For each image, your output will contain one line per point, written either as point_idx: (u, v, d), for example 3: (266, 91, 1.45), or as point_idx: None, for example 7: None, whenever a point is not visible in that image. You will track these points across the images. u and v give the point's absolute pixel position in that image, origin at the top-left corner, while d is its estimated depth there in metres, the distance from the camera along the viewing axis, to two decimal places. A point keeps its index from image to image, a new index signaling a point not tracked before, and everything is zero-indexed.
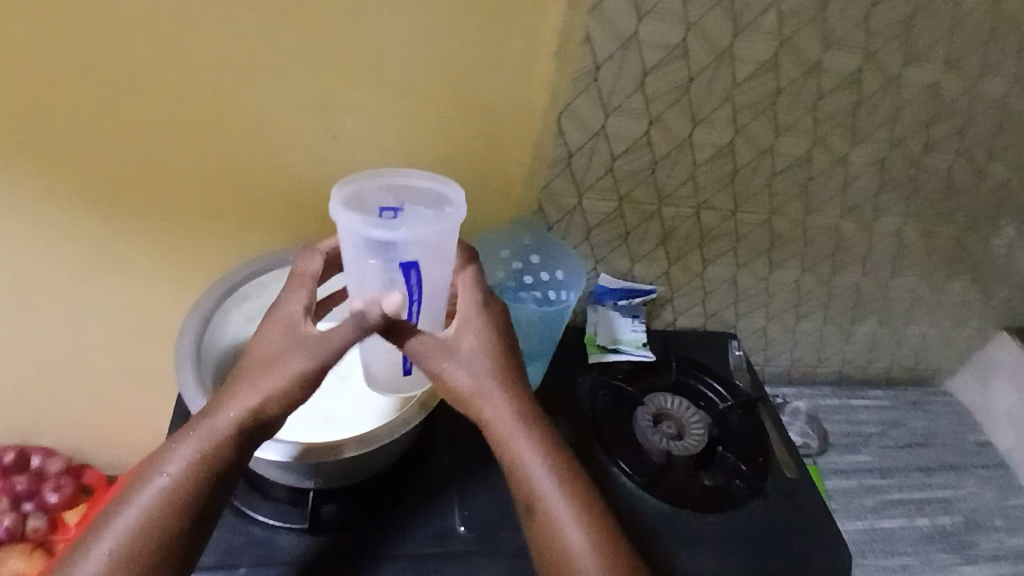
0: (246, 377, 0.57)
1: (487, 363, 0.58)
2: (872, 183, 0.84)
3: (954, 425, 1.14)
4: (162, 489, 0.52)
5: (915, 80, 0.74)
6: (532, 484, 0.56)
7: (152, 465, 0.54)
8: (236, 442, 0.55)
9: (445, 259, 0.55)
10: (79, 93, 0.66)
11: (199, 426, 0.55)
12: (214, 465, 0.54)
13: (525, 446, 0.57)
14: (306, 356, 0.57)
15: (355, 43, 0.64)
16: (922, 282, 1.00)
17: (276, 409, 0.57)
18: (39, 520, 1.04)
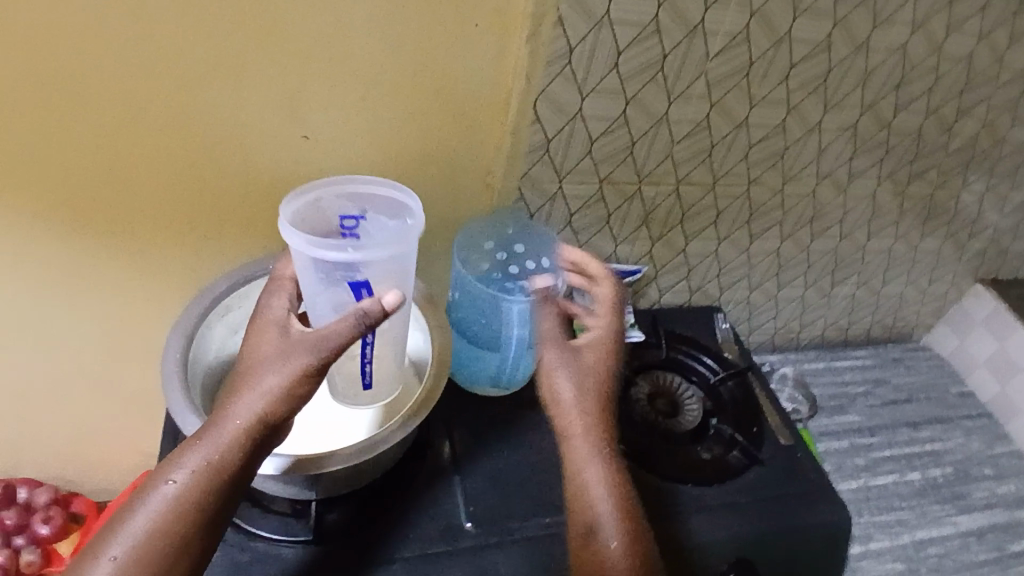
0: (249, 380, 0.58)
1: (593, 373, 0.63)
2: (846, 148, 0.85)
3: (936, 378, 1.16)
4: (172, 496, 0.54)
5: (884, 43, 0.74)
6: (590, 497, 0.60)
7: (163, 471, 0.56)
8: (243, 448, 0.57)
9: (389, 279, 0.60)
10: (34, 112, 0.63)
11: (207, 434, 0.56)
12: (221, 472, 0.56)
13: (597, 466, 0.61)
14: (302, 359, 0.57)
15: (320, 42, 0.62)
16: (898, 241, 1.02)
17: (279, 413, 0.58)
18: (33, 554, 1.02)
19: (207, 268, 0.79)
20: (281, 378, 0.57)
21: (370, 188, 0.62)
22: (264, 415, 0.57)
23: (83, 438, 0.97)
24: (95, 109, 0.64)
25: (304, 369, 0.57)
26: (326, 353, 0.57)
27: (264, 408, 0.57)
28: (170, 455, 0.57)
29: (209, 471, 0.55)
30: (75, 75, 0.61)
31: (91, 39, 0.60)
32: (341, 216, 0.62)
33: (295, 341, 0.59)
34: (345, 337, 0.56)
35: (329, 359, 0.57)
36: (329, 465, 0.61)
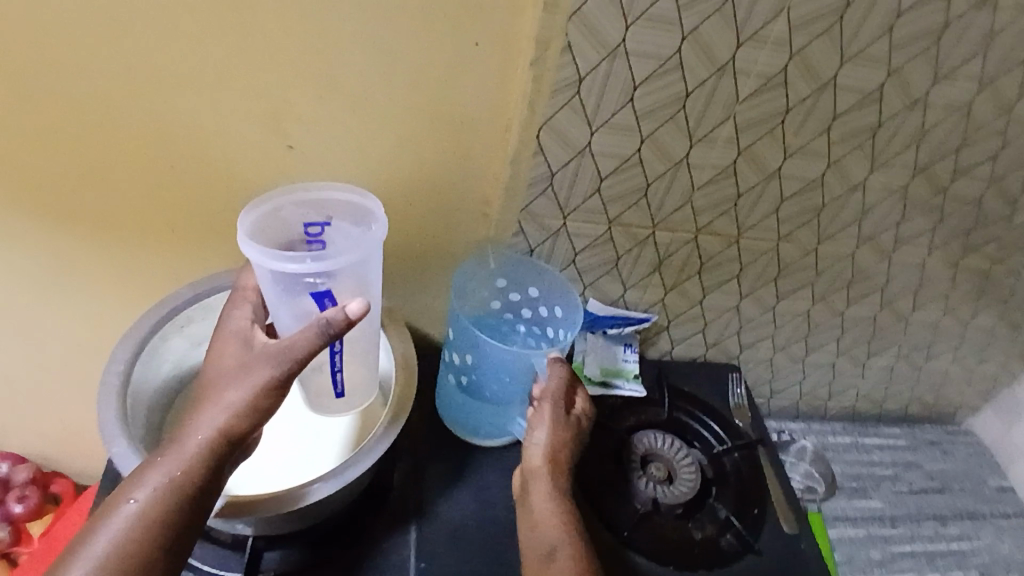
0: (211, 396, 0.53)
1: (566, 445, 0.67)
2: (892, 210, 0.76)
3: (974, 468, 1.05)
4: (131, 518, 0.48)
5: (945, 100, 0.65)
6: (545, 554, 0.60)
7: (118, 494, 0.50)
8: (208, 463, 0.51)
9: (357, 289, 0.56)
10: (6, 102, 0.60)
11: (169, 451, 0.51)
12: (185, 488, 0.50)
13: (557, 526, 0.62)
14: (270, 365, 0.52)
15: (305, 48, 0.57)
16: (945, 315, 0.92)
17: (245, 428, 0.53)
18: (3, 531, 0.95)
19: (189, 275, 0.75)
20: (244, 391, 0.52)
21: (332, 195, 0.60)
22: (227, 430, 0.52)
23: (63, 431, 0.94)
24: (68, 104, 0.60)
25: (268, 381, 0.52)
26: (291, 365, 0.52)
27: (227, 423, 0.52)
28: (127, 478, 0.51)
29: (171, 489, 0.49)
30: (45, 66, 0.57)
31: (61, 32, 0.55)
32: (305, 224, 0.60)
33: (260, 354, 0.54)
34: (310, 346, 0.50)
35: (295, 372, 0.52)
36: (318, 494, 0.58)
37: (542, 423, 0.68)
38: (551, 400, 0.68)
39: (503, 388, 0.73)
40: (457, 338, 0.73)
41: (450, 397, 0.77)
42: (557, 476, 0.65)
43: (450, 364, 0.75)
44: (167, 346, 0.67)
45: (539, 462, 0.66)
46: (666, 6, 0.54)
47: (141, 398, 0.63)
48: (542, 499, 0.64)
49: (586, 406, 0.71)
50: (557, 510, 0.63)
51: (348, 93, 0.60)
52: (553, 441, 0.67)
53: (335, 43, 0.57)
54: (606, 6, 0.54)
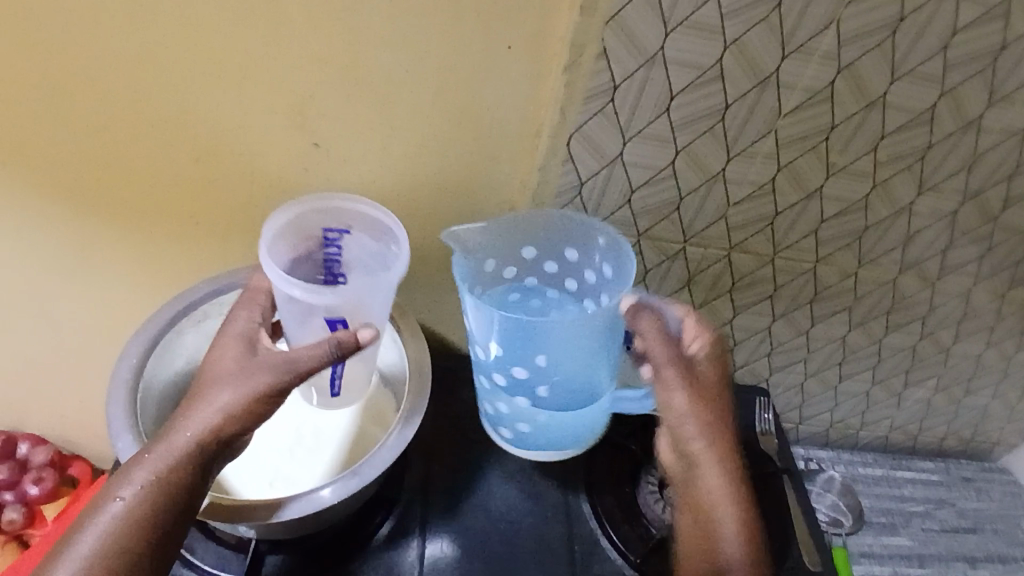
0: (202, 395, 0.51)
1: (694, 415, 0.63)
2: (939, 237, 0.72)
3: (1009, 510, 1.01)
4: (116, 518, 0.46)
5: (1002, 123, 0.61)
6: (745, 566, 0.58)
7: (105, 490, 0.48)
8: (196, 463, 0.49)
9: (370, 314, 0.58)
10: (31, 89, 0.59)
11: (155, 447, 0.49)
12: (172, 488, 0.48)
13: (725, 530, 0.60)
14: (268, 371, 0.51)
15: (334, 44, 0.56)
16: (989, 348, 0.87)
17: (235, 431, 0.51)
18: (16, 513, 0.93)
19: (211, 266, 0.74)
20: (239, 393, 0.50)
21: (354, 207, 0.60)
22: (218, 432, 0.50)
23: (76, 423, 0.93)
24: (94, 93, 0.59)
25: (265, 387, 0.51)
26: (291, 374, 0.51)
27: (219, 425, 0.50)
28: (113, 476, 0.49)
29: (158, 490, 0.48)
30: (73, 53, 0.56)
31: (88, 20, 0.54)
32: (323, 229, 0.61)
33: (259, 358, 0.53)
34: (312, 363, 0.51)
35: (295, 384, 0.51)
36: (326, 498, 0.58)
37: (680, 386, 0.63)
38: (677, 357, 0.63)
39: (578, 358, 0.65)
40: (510, 349, 0.64)
41: (538, 417, 0.69)
42: (707, 443, 0.63)
43: (516, 388, 0.68)
44: (182, 342, 0.67)
45: (693, 429, 0.63)
46: (709, 14, 0.52)
47: (153, 396, 0.63)
48: (705, 474, 0.62)
49: (711, 351, 0.66)
50: (724, 489, 0.62)
51: (376, 92, 0.59)
52: (694, 403, 0.63)
53: (363, 39, 0.55)
54: (645, 11, 0.51)
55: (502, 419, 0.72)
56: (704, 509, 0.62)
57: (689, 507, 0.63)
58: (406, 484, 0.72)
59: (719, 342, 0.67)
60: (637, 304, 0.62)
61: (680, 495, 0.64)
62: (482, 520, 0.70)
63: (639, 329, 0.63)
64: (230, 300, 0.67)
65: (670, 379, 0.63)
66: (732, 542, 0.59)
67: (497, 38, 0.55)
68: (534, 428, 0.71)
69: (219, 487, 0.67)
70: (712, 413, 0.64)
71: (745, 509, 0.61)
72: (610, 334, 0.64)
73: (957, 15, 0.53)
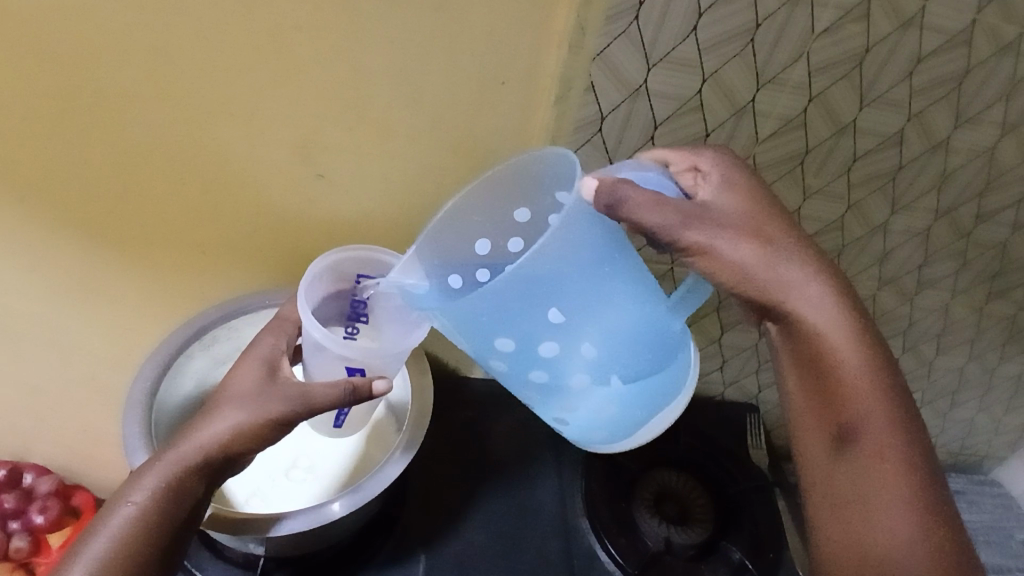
0: (215, 411, 0.53)
1: (756, 257, 0.49)
2: (915, 253, 0.76)
3: (1000, 522, 1.02)
4: (125, 522, 0.48)
5: (967, 144, 0.65)
6: (860, 411, 0.48)
7: (120, 494, 0.50)
8: (202, 475, 0.51)
9: (387, 363, 0.59)
10: (36, 141, 0.59)
11: (168, 455, 0.51)
12: (181, 498, 0.50)
13: (850, 360, 0.49)
14: (281, 400, 0.52)
15: (337, 83, 0.58)
16: (970, 361, 0.91)
17: (242, 449, 0.52)
18: (22, 541, 0.91)
19: (218, 292, 0.77)
20: (251, 414, 0.52)
21: (384, 257, 0.63)
22: (227, 448, 0.52)
23: (84, 449, 0.94)
24: (101, 139, 0.60)
25: (276, 414, 0.52)
26: (302, 406, 0.52)
27: (227, 442, 0.51)
28: (126, 480, 0.51)
29: (166, 497, 0.50)
30: (81, 105, 0.57)
31: (92, 77, 0.55)
32: (358, 274, 0.64)
33: (278, 385, 0.54)
34: (325, 402, 0.52)
35: (304, 417, 0.53)
36: (335, 511, 0.60)
37: (723, 236, 0.49)
38: (693, 210, 0.50)
39: (580, 295, 0.50)
40: (516, 330, 0.50)
41: (614, 386, 0.55)
42: (790, 268, 0.50)
43: (570, 368, 0.54)
44: (192, 365, 0.73)
45: (765, 270, 0.49)
46: (687, 50, 0.56)
47: (165, 414, 0.69)
48: (816, 323, 0.49)
49: (726, 174, 0.53)
50: (842, 330, 0.49)
51: (377, 125, 0.62)
52: (744, 229, 0.50)
53: (366, 81, 0.58)
54: (628, 49, 0.55)
55: (580, 419, 0.60)
56: (820, 348, 0.49)
57: (800, 363, 0.50)
58: (409, 501, 0.74)
59: (731, 159, 0.54)
60: (603, 178, 0.47)
61: (775, 353, 0.53)
62: (482, 534, 0.72)
63: (637, 207, 0.46)
64: (238, 326, 0.73)
65: (704, 235, 0.49)
66: (866, 378, 0.48)
67: (492, 75, 0.59)
68: (621, 399, 0.57)
69: (223, 497, 0.69)
70: (770, 227, 0.51)
71: (869, 359, 0.49)
72: (593, 230, 0.48)
73: (918, 46, 0.57)
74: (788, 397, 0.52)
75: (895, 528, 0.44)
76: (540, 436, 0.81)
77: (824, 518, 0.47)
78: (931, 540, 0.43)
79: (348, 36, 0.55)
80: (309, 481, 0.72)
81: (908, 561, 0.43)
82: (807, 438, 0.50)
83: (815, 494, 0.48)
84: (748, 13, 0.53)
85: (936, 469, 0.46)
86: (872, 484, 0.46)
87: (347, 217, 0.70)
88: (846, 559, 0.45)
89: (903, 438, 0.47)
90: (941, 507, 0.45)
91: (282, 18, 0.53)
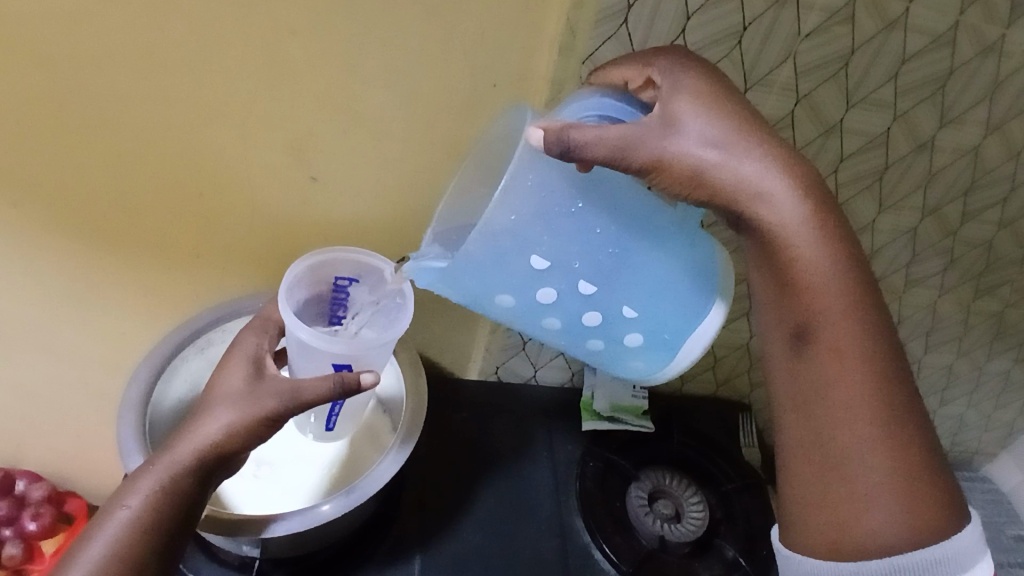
0: (208, 412, 0.53)
1: (722, 153, 0.45)
2: (904, 252, 0.77)
3: (992, 518, 1.06)
4: (124, 526, 0.48)
5: (952, 143, 0.66)
6: (824, 311, 0.47)
7: (116, 498, 0.50)
8: (197, 476, 0.51)
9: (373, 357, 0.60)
10: (31, 142, 0.59)
11: (162, 457, 0.51)
12: (176, 500, 0.50)
13: (813, 259, 0.47)
14: (272, 398, 0.53)
15: (332, 86, 0.59)
16: (959, 359, 0.92)
17: (234, 449, 0.52)
18: (16, 548, 0.91)
19: (209, 294, 0.77)
20: (243, 413, 0.52)
21: (360, 257, 0.64)
22: (220, 448, 0.52)
23: (75, 454, 0.93)
24: (96, 138, 0.60)
25: (267, 411, 0.52)
26: (292, 402, 0.53)
27: (220, 442, 0.52)
28: (122, 484, 0.51)
29: (162, 499, 0.49)
30: (75, 104, 0.57)
31: (85, 78, 0.55)
32: (336, 277, 0.64)
33: (267, 384, 0.55)
34: (315, 397, 0.52)
35: (294, 413, 0.53)
36: (326, 513, 0.60)
37: (677, 142, 0.45)
38: (638, 125, 0.44)
39: (561, 237, 0.50)
40: (501, 283, 0.52)
41: (629, 316, 0.56)
42: (751, 163, 0.46)
43: (578, 305, 0.55)
44: (186, 367, 0.72)
45: (725, 170, 0.45)
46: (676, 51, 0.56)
47: (160, 417, 0.68)
48: (782, 224, 0.47)
49: (686, 68, 0.46)
50: (807, 229, 0.47)
51: (371, 128, 0.62)
52: (700, 128, 0.45)
53: (360, 82, 0.59)
54: (617, 51, 0.56)
55: (611, 351, 0.61)
56: (784, 251, 0.48)
57: (767, 263, 0.49)
58: (404, 502, 0.74)
59: (686, 58, 0.47)
60: (549, 125, 0.44)
61: (746, 252, 0.51)
62: (478, 535, 0.73)
63: (586, 147, 0.43)
64: (233, 327, 0.73)
65: (656, 150, 0.44)
66: (829, 276, 0.47)
67: (483, 74, 0.59)
68: (643, 325, 0.57)
69: (218, 500, 0.69)
70: (727, 121, 0.45)
71: (834, 255, 0.48)
72: (554, 177, 0.48)
73: (903, 47, 0.58)
74: (758, 297, 0.51)
75: (852, 418, 0.46)
76: (535, 437, 0.81)
77: (788, 415, 0.49)
78: (883, 431, 0.46)
79: (343, 35, 0.56)
80: (303, 480, 0.72)
81: (861, 446, 0.46)
82: (771, 339, 0.50)
83: (782, 394, 0.49)
84: (735, 16, 0.54)
85: (896, 353, 0.47)
86: (830, 380, 0.47)
87: (341, 221, 0.70)
88: (807, 451, 0.48)
89: (866, 335, 0.47)
90: (900, 394, 0.47)
91: (282, 21, 0.54)
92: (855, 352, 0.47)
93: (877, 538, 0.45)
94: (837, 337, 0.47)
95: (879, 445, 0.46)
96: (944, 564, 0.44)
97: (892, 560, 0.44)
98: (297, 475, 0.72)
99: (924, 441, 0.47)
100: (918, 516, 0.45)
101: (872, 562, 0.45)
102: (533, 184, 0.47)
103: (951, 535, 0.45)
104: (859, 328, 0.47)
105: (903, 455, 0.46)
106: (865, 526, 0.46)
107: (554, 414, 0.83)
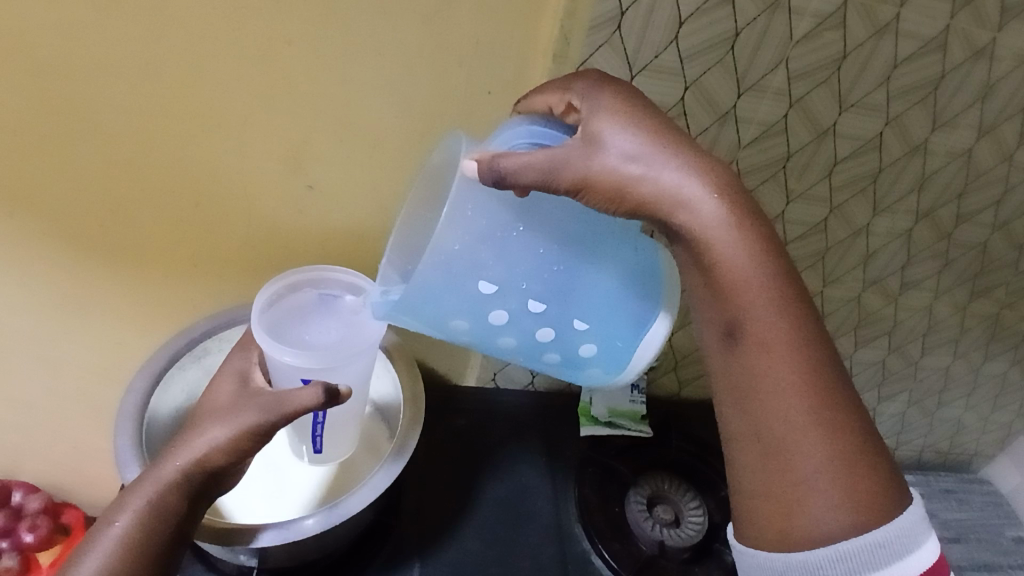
0: (197, 429, 0.53)
1: (641, 163, 0.44)
2: (898, 255, 0.77)
3: (989, 519, 1.06)
4: (115, 543, 0.48)
5: (944, 146, 0.67)
6: (749, 314, 0.46)
7: (107, 515, 0.50)
8: (185, 491, 0.51)
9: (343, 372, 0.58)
10: (29, 153, 0.59)
11: (150, 475, 0.51)
12: (166, 516, 0.50)
13: (737, 260, 0.46)
14: (255, 412, 0.52)
15: (328, 94, 0.59)
16: (956, 361, 0.92)
17: (222, 463, 0.52)
18: (11, 560, 0.89)
19: (207, 303, 0.76)
20: (228, 428, 0.52)
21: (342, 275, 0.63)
22: (205, 463, 0.52)
23: (73, 465, 0.93)
24: (92, 145, 0.60)
25: (251, 426, 0.52)
26: (274, 416, 0.52)
27: (206, 458, 0.51)
28: (113, 501, 0.51)
29: (153, 515, 0.49)
30: (73, 115, 0.57)
31: (81, 85, 0.56)
32: (323, 292, 0.64)
33: (252, 398, 0.55)
34: (296, 408, 0.51)
35: (279, 426, 0.52)
36: (309, 528, 0.60)
37: (596, 160, 0.44)
38: (560, 146, 0.44)
39: (502, 260, 0.49)
40: (452, 308, 0.51)
41: (584, 328, 0.54)
42: (672, 172, 0.45)
43: (528, 322, 0.53)
44: (182, 376, 0.72)
45: (646, 182, 0.44)
46: (670, 57, 0.57)
47: (157, 428, 0.68)
48: (705, 227, 0.45)
49: (597, 91, 0.47)
50: (728, 228, 0.45)
51: (368, 136, 0.63)
52: (621, 142, 0.44)
53: (354, 88, 0.59)
54: (612, 58, 0.56)
55: (570, 367, 0.58)
56: (708, 256, 0.46)
57: (696, 267, 0.48)
58: (402, 510, 0.74)
59: (603, 80, 0.47)
60: (482, 155, 0.44)
61: (679, 257, 0.50)
62: (475, 542, 0.72)
63: (516, 173, 0.42)
64: (229, 336, 0.73)
65: (581, 167, 0.44)
66: (753, 277, 0.46)
67: (479, 82, 0.60)
68: (600, 340, 0.55)
69: (216, 510, 0.69)
70: (645, 132, 0.45)
71: (756, 251, 0.46)
72: (496, 203, 0.48)
73: (895, 52, 0.58)
74: (693, 300, 0.50)
75: (786, 411, 0.46)
76: (533, 443, 0.81)
77: (734, 423, 0.48)
78: (817, 420, 0.46)
79: (337, 43, 0.56)
80: (297, 492, 0.71)
81: (796, 435, 0.45)
82: (706, 339, 0.49)
83: (722, 394, 0.48)
84: (727, 22, 0.55)
85: (824, 346, 0.47)
86: (762, 375, 0.46)
87: (337, 230, 0.71)
88: (750, 448, 0.47)
89: (792, 331, 0.46)
90: (829, 380, 0.46)
91: (277, 30, 0.55)
92: (783, 352, 0.46)
93: (829, 534, 0.45)
94: (764, 339, 0.46)
95: (819, 441, 0.45)
96: (888, 548, 0.44)
97: (837, 547, 0.44)
98: (290, 488, 0.72)
99: (857, 422, 0.47)
100: (864, 505, 0.45)
101: (819, 548, 0.44)
102: (473, 212, 0.48)
103: (892, 517, 0.45)
104: (785, 325, 0.46)
105: (837, 440, 0.46)
106: (813, 523, 0.45)
107: (552, 419, 0.83)
